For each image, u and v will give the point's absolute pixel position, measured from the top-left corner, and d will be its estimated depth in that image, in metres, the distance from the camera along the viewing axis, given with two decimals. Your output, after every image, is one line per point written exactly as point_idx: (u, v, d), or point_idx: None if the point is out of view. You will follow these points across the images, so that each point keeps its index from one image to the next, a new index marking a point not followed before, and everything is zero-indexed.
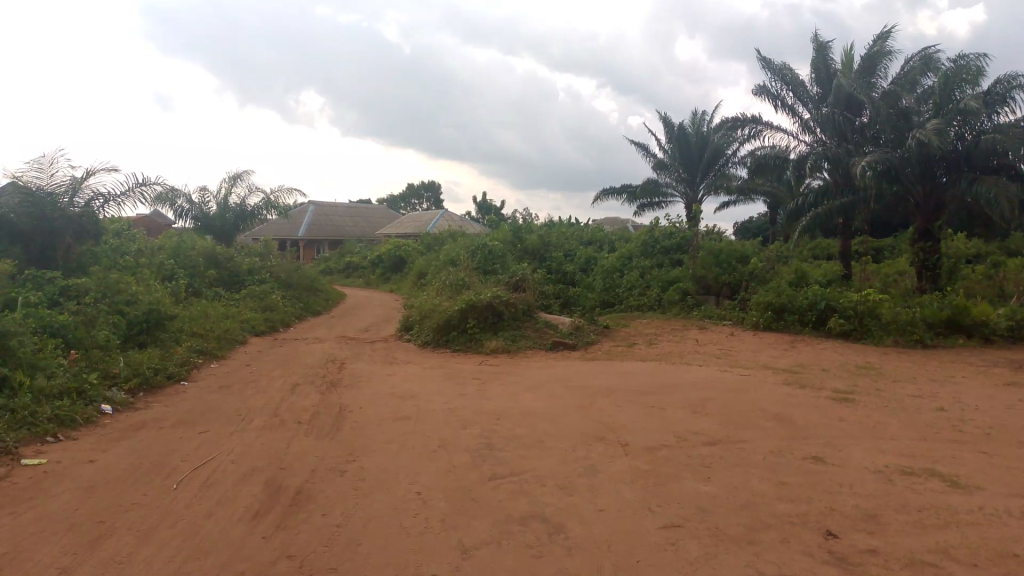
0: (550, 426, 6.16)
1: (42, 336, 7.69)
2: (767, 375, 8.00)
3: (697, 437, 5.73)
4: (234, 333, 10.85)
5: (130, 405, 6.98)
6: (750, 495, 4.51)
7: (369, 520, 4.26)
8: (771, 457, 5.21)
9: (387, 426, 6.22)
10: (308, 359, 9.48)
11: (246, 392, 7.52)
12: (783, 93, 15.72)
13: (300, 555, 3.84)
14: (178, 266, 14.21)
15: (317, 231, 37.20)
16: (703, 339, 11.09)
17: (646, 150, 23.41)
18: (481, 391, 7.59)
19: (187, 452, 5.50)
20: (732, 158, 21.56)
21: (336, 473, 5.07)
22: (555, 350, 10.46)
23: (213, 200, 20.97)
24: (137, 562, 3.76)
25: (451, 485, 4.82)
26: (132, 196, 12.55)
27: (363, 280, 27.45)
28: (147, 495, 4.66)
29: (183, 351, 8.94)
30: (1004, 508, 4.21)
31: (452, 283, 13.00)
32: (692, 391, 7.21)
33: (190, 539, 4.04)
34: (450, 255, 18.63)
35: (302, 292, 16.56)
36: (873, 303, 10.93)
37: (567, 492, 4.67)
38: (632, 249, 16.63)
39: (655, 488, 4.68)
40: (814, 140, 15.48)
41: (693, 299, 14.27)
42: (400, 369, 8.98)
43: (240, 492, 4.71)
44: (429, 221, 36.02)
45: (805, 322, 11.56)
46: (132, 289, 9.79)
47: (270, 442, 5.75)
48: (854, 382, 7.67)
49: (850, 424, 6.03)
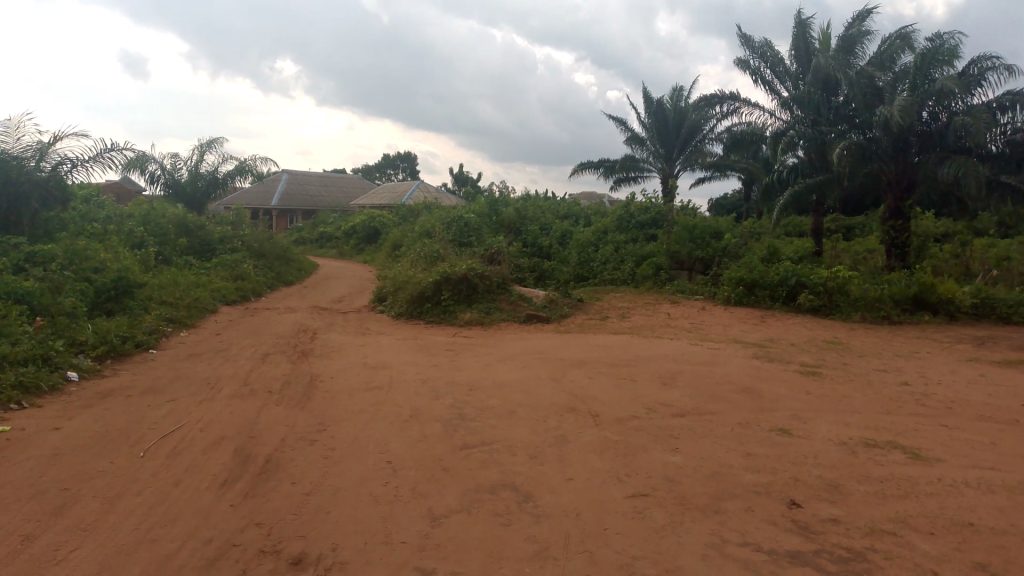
0: (522, 397, 6.19)
1: (6, 302, 7.55)
2: (737, 349, 8.09)
3: (666, 409, 5.79)
4: (204, 302, 10.73)
5: (97, 373, 6.89)
6: (717, 465, 4.58)
7: (339, 489, 4.25)
8: (739, 429, 5.29)
9: (358, 396, 6.21)
10: (279, 329, 9.42)
11: (216, 361, 7.45)
12: (762, 70, 15.73)
13: (268, 523, 3.83)
14: (148, 234, 13.99)
15: (291, 201, 36.79)
16: (676, 313, 11.18)
17: (624, 124, 23.36)
18: (454, 362, 7.59)
19: (154, 421, 5.45)
20: (708, 134, 21.60)
21: (306, 442, 5.05)
22: (529, 322, 10.49)
23: (184, 167, 20.62)
24: (102, 529, 3.73)
25: (421, 454, 4.83)
26: (100, 162, 12.28)
27: (337, 250, 27.23)
28: (114, 463, 4.62)
29: (152, 319, 8.83)
30: (963, 479, 4.31)
31: (427, 254, 12.95)
32: (664, 364, 7.27)
33: (157, 506, 4.01)
34: (425, 227, 18.53)
35: (274, 261, 16.39)
36: (843, 279, 11.07)
37: (537, 462, 4.70)
38: (608, 223, 16.65)
39: (624, 458, 4.73)
40: (790, 118, 15.53)
41: (666, 274, 14.35)
42: (373, 339, 8.94)
43: (208, 460, 4.68)
44: (404, 192, 35.77)
45: (776, 297, 11.70)
46: (99, 256, 9.63)
47: (240, 411, 5.71)
48: (822, 357, 7.79)
49: (816, 397, 6.14)
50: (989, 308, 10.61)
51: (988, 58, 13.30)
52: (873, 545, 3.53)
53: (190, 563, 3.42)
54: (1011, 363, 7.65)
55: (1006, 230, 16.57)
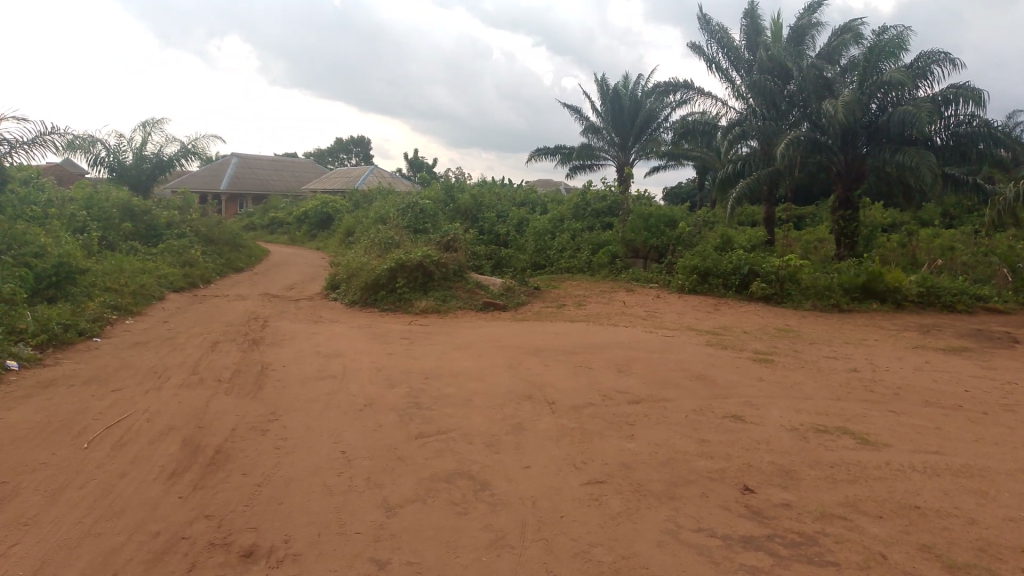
0: (478, 385, 6.15)
1: None
2: (691, 337, 8.18)
3: (622, 396, 5.82)
4: (151, 288, 10.45)
5: (38, 362, 6.65)
6: (672, 452, 4.61)
7: (292, 480, 4.17)
8: (693, 415, 5.34)
9: (311, 385, 6.09)
10: (229, 317, 9.21)
11: (164, 349, 7.25)
12: (717, 58, 15.89)
13: (218, 515, 3.73)
14: (91, 218, 13.54)
15: (241, 185, 36.02)
16: (630, 301, 11.27)
17: (580, 112, 23.37)
18: (409, 350, 7.52)
19: (99, 411, 5.27)
20: (663, 124, 21.74)
21: (258, 432, 4.94)
22: (485, 310, 10.45)
23: (129, 149, 20.00)
24: (44, 523, 3.59)
25: (376, 443, 4.77)
26: (40, 144, 11.81)
27: (289, 236, 26.79)
28: (56, 454, 4.46)
29: (96, 306, 8.55)
30: (909, 463, 4.42)
31: (382, 241, 12.80)
32: (620, 351, 7.31)
33: (102, 499, 3.88)
34: (380, 213, 18.32)
35: (224, 248, 16.04)
36: (794, 268, 11.29)
37: (493, 450, 4.68)
38: (564, 211, 16.68)
39: (580, 446, 4.73)
40: (743, 108, 15.73)
41: (621, 262, 14.43)
42: (326, 327, 8.80)
43: (155, 451, 4.54)
44: (358, 177, 35.30)
45: (729, 285, 11.86)
46: (41, 241, 9.29)
47: (188, 400, 5.56)
48: (774, 344, 7.92)
49: (769, 384, 6.23)
50: (933, 296, 10.90)
51: (935, 52, 13.65)
52: (824, 529, 3.60)
53: (137, 557, 3.32)
54: (954, 349, 7.89)
55: (950, 220, 17.08)
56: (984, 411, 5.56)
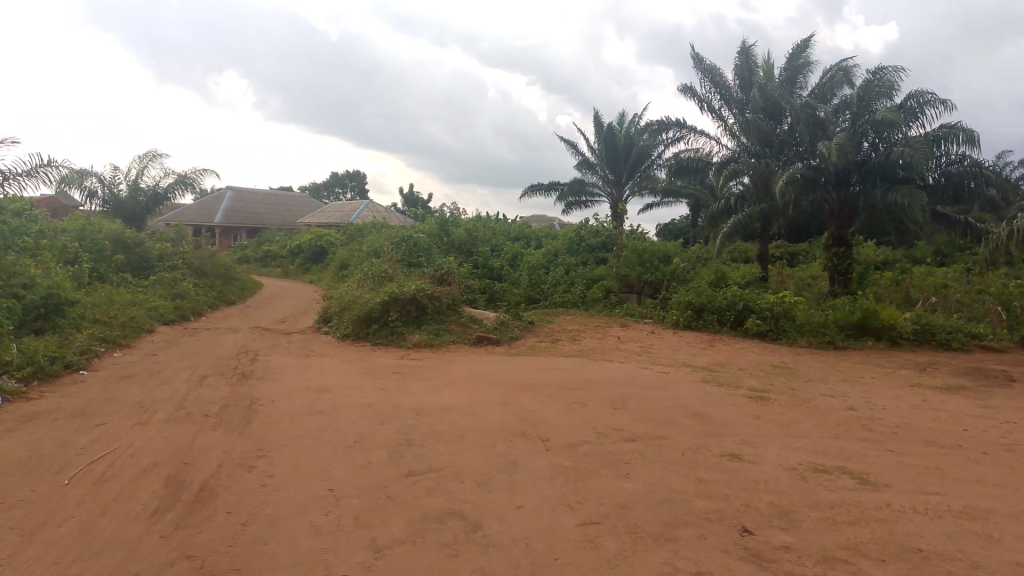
0: (470, 421, 6.05)
1: None
2: (687, 373, 8.10)
3: (617, 434, 5.71)
4: (141, 321, 10.33)
5: (21, 395, 6.51)
6: (668, 492, 4.51)
7: (278, 519, 4.05)
8: (690, 454, 5.24)
9: (300, 421, 5.98)
10: (220, 350, 9.10)
11: (151, 383, 7.12)
12: (709, 96, 16.05)
13: (201, 556, 3.60)
14: (83, 250, 13.46)
15: (235, 219, 36.00)
16: (625, 336, 11.20)
17: (574, 148, 23.52)
18: (401, 385, 7.42)
19: (82, 446, 5.15)
20: (657, 160, 21.87)
21: (244, 469, 4.82)
22: (479, 345, 10.36)
23: (124, 182, 20.00)
24: (19, 563, 3.46)
25: (366, 481, 4.65)
26: (34, 176, 11.78)
27: (282, 269, 26.72)
28: (35, 491, 4.33)
29: (83, 338, 8.42)
30: (910, 505, 4.32)
31: (375, 274, 12.74)
32: (614, 387, 7.22)
33: (80, 538, 3.75)
34: (375, 247, 18.29)
35: (217, 280, 15.95)
36: (789, 305, 11.26)
37: (486, 489, 4.56)
38: (558, 246, 16.68)
39: (575, 485, 4.63)
40: (736, 146, 15.84)
41: (616, 297, 14.38)
42: (317, 361, 8.69)
43: (138, 488, 4.41)
44: (353, 211, 35.33)
45: (723, 321, 11.82)
46: (30, 272, 9.19)
47: (174, 436, 5.44)
48: (770, 381, 7.84)
49: (766, 422, 6.15)
50: (928, 334, 10.86)
51: (925, 92, 13.82)
52: (826, 573, 3.49)
53: None
54: (951, 388, 7.82)
55: (942, 258, 17.15)
56: (985, 451, 5.48)
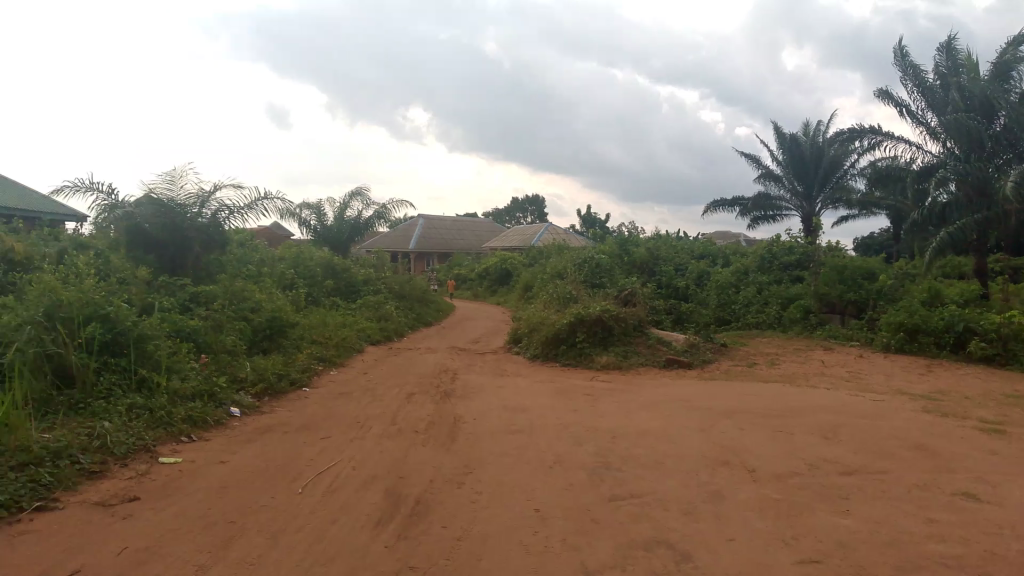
0: (668, 447, 5.93)
1: (177, 339, 7.96)
2: (903, 401, 7.46)
3: (830, 466, 5.37)
4: (350, 341, 11.15)
5: (255, 409, 7.22)
6: (895, 533, 4.16)
7: (488, 536, 4.18)
8: (915, 491, 4.81)
9: (502, 440, 6.15)
10: (420, 369, 9.58)
11: (364, 400, 7.64)
12: (912, 98, 14.83)
13: (421, 568, 3.80)
14: (298, 276, 14.76)
15: (427, 244, 38.14)
16: (828, 360, 10.52)
17: (758, 162, 22.62)
18: (594, 407, 7.44)
19: (309, 458, 5.62)
20: (851, 170, 20.54)
21: (453, 486, 5.04)
22: (668, 367, 10.17)
23: (331, 212, 21.77)
24: (266, 564, 3.82)
25: (569, 503, 4.71)
26: (256, 209, 13.12)
27: (471, 292, 27.87)
28: (274, 498, 4.77)
29: (304, 358, 9.21)
30: None
31: (561, 295, 12.93)
32: (822, 416, 6.79)
33: (316, 543, 4.08)
34: (558, 268, 18.58)
35: (413, 303, 16.89)
36: (1021, 325, 10.09)
37: (692, 518, 4.45)
38: (748, 264, 16.06)
39: (788, 519, 4.40)
40: (942, 151, 14.51)
41: (814, 318, 13.55)
42: (512, 382, 8.92)
43: (360, 499, 4.74)
44: (534, 234, 36.12)
45: (942, 344, 10.78)
46: (257, 296, 10.20)
47: (387, 451, 5.79)
48: (1004, 413, 7.03)
49: (1003, 458, 5.51)
50: None
51: None
52: None
53: None
54: None
55: None
56: None
